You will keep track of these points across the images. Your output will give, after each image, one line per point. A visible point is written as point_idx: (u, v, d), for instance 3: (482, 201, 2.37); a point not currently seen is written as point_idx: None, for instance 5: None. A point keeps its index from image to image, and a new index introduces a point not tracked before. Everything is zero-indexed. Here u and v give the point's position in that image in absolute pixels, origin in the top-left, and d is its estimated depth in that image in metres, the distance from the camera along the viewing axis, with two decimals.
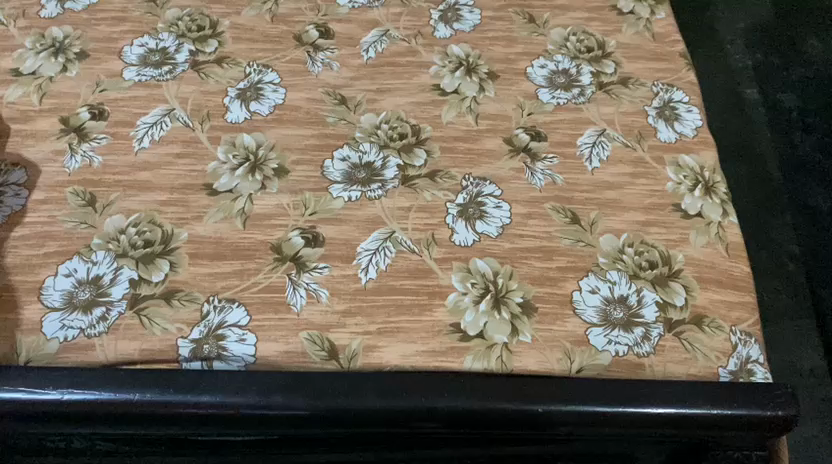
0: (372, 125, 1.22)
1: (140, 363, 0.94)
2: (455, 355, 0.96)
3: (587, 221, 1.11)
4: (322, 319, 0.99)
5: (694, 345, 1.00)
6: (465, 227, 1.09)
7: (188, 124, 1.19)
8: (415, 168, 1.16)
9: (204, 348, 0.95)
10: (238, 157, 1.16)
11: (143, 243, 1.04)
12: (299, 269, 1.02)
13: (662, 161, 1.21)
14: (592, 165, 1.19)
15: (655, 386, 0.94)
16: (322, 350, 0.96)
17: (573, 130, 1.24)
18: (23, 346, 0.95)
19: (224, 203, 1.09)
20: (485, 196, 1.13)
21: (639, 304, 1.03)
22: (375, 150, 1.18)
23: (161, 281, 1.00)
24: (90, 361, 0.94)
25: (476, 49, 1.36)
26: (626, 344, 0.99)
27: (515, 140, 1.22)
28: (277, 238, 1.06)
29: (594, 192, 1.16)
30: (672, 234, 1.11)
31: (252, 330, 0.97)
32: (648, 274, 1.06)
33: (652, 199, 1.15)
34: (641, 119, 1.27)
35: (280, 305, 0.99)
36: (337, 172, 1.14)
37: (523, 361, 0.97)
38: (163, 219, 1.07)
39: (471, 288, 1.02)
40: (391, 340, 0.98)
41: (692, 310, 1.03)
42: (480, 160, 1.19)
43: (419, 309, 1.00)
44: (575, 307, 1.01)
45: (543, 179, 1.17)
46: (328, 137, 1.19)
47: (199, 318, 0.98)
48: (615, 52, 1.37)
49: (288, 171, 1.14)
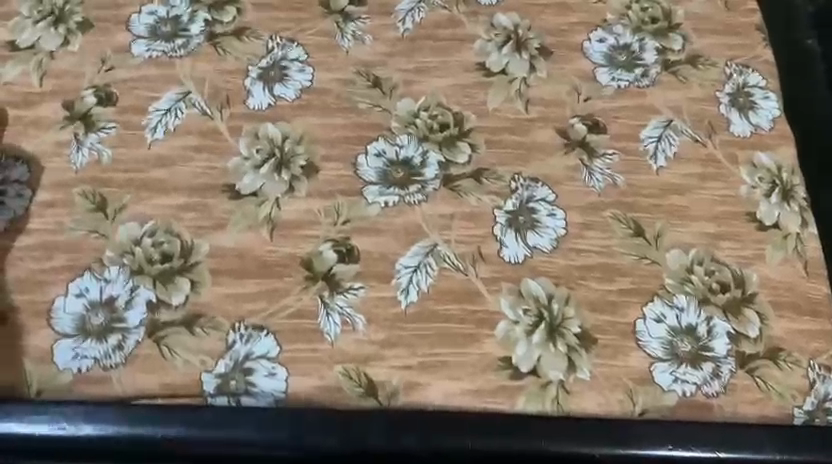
0: (410, 113, 1.10)
1: (162, 398, 0.86)
2: (506, 394, 0.88)
3: (651, 233, 1.00)
4: (359, 349, 0.89)
5: (768, 383, 0.90)
6: (515, 240, 0.98)
7: (205, 111, 1.07)
8: (459, 166, 1.04)
9: (230, 384, 0.87)
10: (262, 151, 1.04)
11: (160, 258, 0.94)
12: (333, 290, 0.92)
13: (735, 159, 1.08)
14: (657, 163, 1.07)
15: (718, 429, 0.87)
16: (358, 387, 0.87)
17: (634, 120, 1.11)
18: (34, 377, 0.87)
19: (249, 209, 0.98)
20: (537, 202, 1.02)
21: (709, 335, 0.92)
22: (413, 145, 1.06)
23: (181, 304, 0.91)
24: (106, 395, 0.86)
25: (525, 19, 1.20)
26: (694, 383, 0.89)
27: (570, 132, 1.09)
28: (306, 251, 0.95)
29: (658, 197, 1.04)
30: (745, 250, 1.00)
31: (281, 363, 0.88)
32: (718, 299, 0.95)
33: (724, 207, 1.03)
34: (712, 107, 1.12)
35: (311, 333, 0.89)
36: (371, 172, 1.03)
37: (580, 402, 0.88)
38: (181, 228, 0.97)
39: (524, 315, 0.92)
40: (434, 375, 0.88)
41: (766, 342, 0.93)
42: (532, 156, 1.06)
43: (465, 339, 0.90)
44: (639, 339, 0.92)
45: (602, 181, 1.04)
46: (361, 128, 1.07)
47: (223, 348, 0.88)
48: (684, 23, 1.21)
49: (318, 170, 1.03)
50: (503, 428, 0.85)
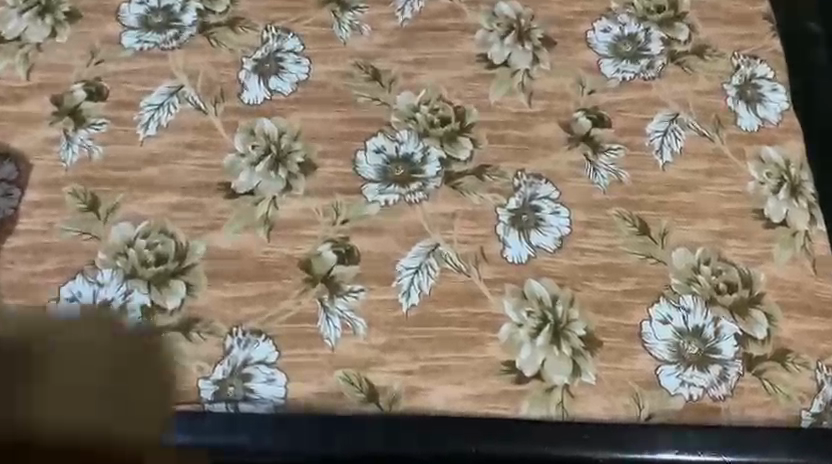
0: (411, 106, 1.07)
1: None
2: (510, 399, 0.86)
3: (657, 231, 0.98)
4: (360, 354, 0.87)
5: (775, 386, 0.89)
6: (518, 240, 0.96)
7: (199, 106, 1.04)
8: (460, 162, 1.02)
9: (228, 390, 0.85)
10: (258, 147, 1.01)
11: (155, 260, 0.91)
12: (332, 292, 0.90)
13: (742, 154, 1.05)
14: (663, 159, 1.04)
15: (720, 432, 0.87)
16: (360, 392, 0.85)
17: (640, 113, 1.08)
18: None
19: (245, 208, 0.96)
20: (540, 200, 0.99)
21: (716, 337, 0.91)
22: (413, 140, 1.03)
23: (177, 308, 0.89)
24: None
25: (528, 8, 1.16)
26: (700, 386, 0.88)
27: (574, 126, 1.07)
28: (305, 252, 0.93)
29: (664, 193, 1.01)
30: (753, 248, 0.98)
31: (280, 369, 0.86)
32: (726, 299, 0.93)
33: (731, 204, 1.01)
34: (719, 101, 1.10)
35: (310, 338, 0.87)
36: (371, 169, 1.00)
37: (585, 407, 0.86)
38: (176, 228, 0.94)
39: (528, 317, 0.90)
40: (437, 380, 0.86)
41: (774, 343, 0.91)
42: (535, 151, 1.04)
43: (468, 343, 0.88)
44: (645, 341, 0.90)
45: (607, 178, 1.02)
46: (360, 123, 1.04)
47: (220, 353, 0.86)
48: (689, 13, 1.17)
49: (316, 167, 1.00)
50: (502, 437, 0.85)
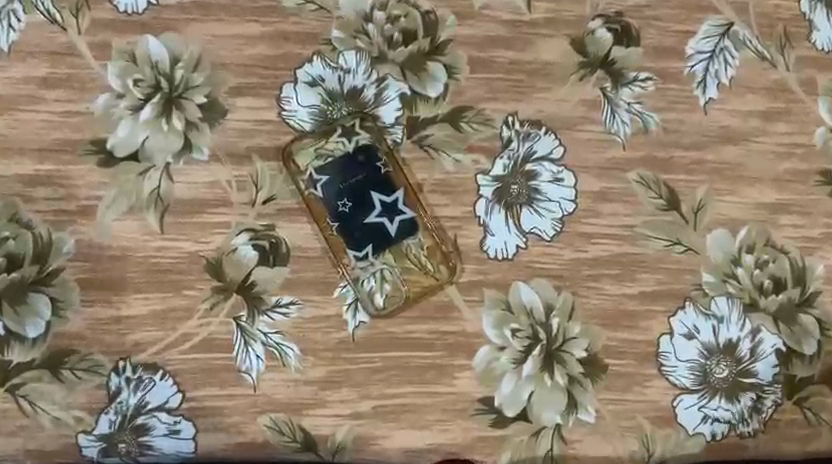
0: (360, 13, 0.74)
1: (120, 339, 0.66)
2: (486, 447, 0.67)
3: (690, 206, 0.73)
4: (290, 393, 0.66)
5: (820, 416, 0.71)
6: (504, 224, 0.71)
7: (51, 15, 0.71)
8: (428, 103, 0.73)
9: (120, 448, 0.65)
10: (142, 84, 0.71)
11: (6, 264, 0.67)
12: (253, 309, 0.67)
13: (813, 86, 0.77)
14: (705, 95, 0.75)
15: None
16: (293, 443, 0.66)
17: (681, 22, 0.77)
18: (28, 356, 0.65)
19: (127, 181, 0.69)
20: (537, 162, 0.73)
21: (752, 357, 0.71)
22: (364, 69, 0.73)
23: (41, 337, 0.66)
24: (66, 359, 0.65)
25: None
26: (727, 420, 0.70)
27: (589, 44, 0.76)
28: (214, 249, 0.68)
29: (704, 148, 0.74)
30: (812, 228, 0.74)
31: (187, 417, 0.65)
32: (769, 302, 0.72)
33: (789, 163, 0.75)
34: (791, 3, 0.78)
35: (225, 373, 0.66)
36: (303, 113, 0.72)
37: (580, 454, 0.68)
38: (33, 215, 0.68)
39: (513, 337, 0.69)
40: (393, 425, 0.67)
41: (824, 361, 0.71)
42: (532, 84, 0.74)
43: (434, 374, 0.67)
44: (662, 364, 0.70)
45: (629, 125, 0.74)
46: (286, 41, 0.73)
47: (105, 398, 0.65)
48: None
49: (225, 112, 0.71)
50: None
